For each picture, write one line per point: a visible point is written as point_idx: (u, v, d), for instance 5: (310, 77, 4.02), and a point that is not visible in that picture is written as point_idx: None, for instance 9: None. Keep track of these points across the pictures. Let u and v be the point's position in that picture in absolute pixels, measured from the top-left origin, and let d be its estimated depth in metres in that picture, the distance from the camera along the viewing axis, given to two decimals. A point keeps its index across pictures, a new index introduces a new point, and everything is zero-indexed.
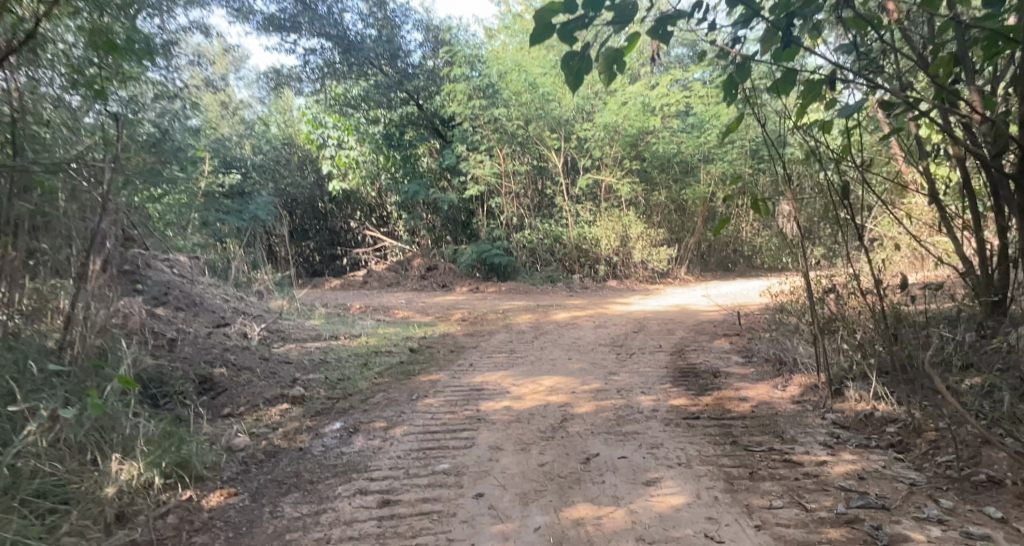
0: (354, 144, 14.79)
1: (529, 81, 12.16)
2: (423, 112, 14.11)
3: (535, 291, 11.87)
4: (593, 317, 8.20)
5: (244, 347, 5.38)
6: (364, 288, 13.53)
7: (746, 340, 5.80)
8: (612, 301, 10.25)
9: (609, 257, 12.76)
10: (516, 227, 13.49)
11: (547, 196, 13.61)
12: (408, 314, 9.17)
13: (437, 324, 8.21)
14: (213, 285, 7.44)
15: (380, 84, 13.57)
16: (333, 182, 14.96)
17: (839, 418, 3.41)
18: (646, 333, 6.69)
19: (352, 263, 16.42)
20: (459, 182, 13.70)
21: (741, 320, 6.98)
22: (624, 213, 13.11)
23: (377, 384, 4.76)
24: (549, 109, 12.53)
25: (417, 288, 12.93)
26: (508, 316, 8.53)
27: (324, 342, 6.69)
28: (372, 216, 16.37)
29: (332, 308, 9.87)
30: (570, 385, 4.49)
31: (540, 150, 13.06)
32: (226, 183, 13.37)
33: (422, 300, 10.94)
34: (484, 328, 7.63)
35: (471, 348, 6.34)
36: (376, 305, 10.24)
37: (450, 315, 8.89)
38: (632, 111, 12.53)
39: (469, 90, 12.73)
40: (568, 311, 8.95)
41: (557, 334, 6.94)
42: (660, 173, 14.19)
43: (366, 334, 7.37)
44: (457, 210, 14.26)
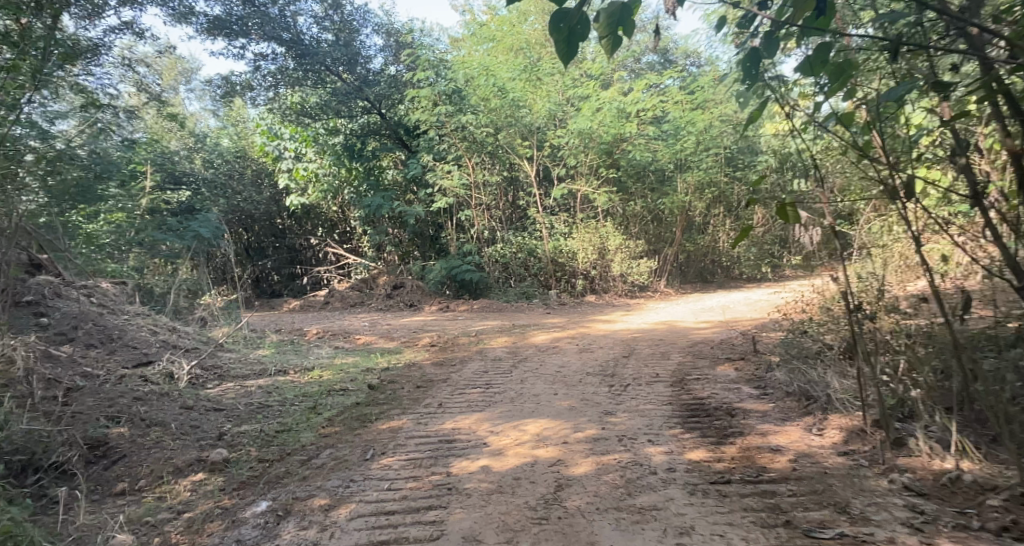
0: (313, 156, 13.72)
1: (497, 85, 11.54)
2: (386, 122, 13.28)
3: (509, 309, 11.11)
4: (575, 340, 7.43)
5: (165, 394, 4.49)
6: (325, 309, 12.58)
7: (754, 366, 5.09)
8: (595, 319, 9.51)
9: (587, 270, 12.07)
10: (488, 241, 12.69)
11: (519, 207, 12.91)
12: (370, 339, 8.31)
13: (402, 351, 7.36)
14: (140, 315, 6.50)
15: (337, 91, 12.72)
16: (291, 197, 13.91)
17: (910, 481, 2.71)
18: (638, 358, 5.93)
19: (313, 282, 15.46)
20: (425, 194, 12.84)
21: (742, 341, 6.28)
22: (600, 224, 12.37)
23: (324, 438, 3.91)
24: (519, 116, 11.91)
25: (382, 309, 12.02)
26: (481, 340, 7.71)
27: (270, 379, 5.79)
28: (333, 232, 15.44)
29: (285, 334, 8.95)
30: (561, 432, 3.72)
31: (511, 159, 12.32)
32: (174, 201, 12.36)
33: (387, 321, 10.09)
34: (455, 355, 6.81)
35: (440, 382, 5.51)
36: (336, 329, 9.34)
37: (417, 339, 8.06)
38: (608, 116, 11.94)
39: (434, 96, 11.86)
40: (545, 332, 8.17)
41: (538, 362, 6.14)
42: (636, 181, 13.55)
43: (320, 366, 6.48)
44: (425, 225, 13.38)
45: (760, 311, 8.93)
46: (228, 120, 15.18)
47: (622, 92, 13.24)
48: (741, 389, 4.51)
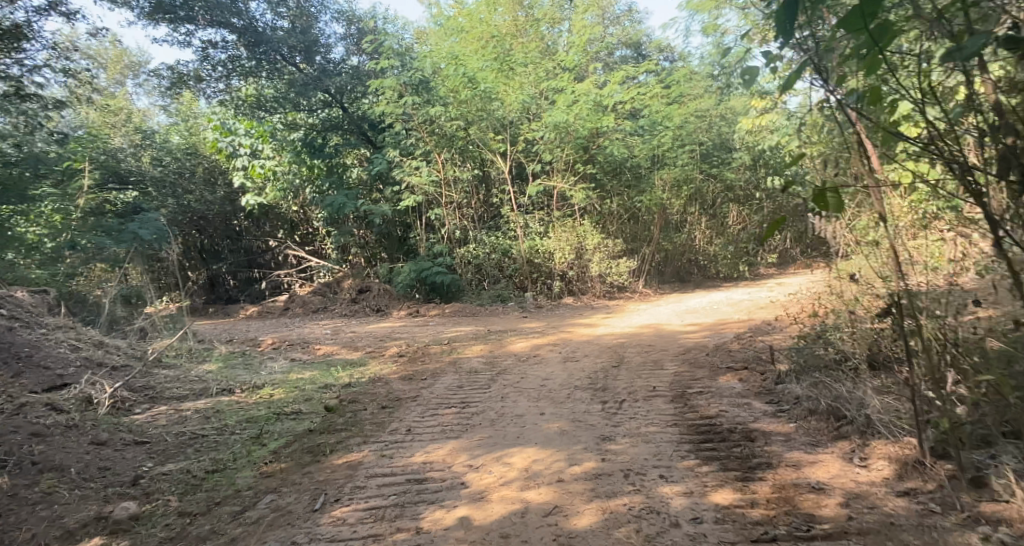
0: (269, 152, 12.87)
1: (467, 75, 10.89)
2: (349, 116, 12.52)
3: (483, 313, 10.47)
4: (556, 347, 6.82)
5: (73, 427, 3.76)
6: (286, 316, 11.77)
7: (762, 376, 4.54)
8: (576, 323, 8.92)
9: (564, 271, 11.50)
10: (459, 241, 12.00)
11: (492, 206, 12.27)
12: (332, 349, 7.60)
13: (368, 363, 6.66)
14: (62, 328, 5.71)
15: (295, 82, 11.95)
16: (248, 197, 13.03)
17: (1002, 535, 2.16)
18: (629, 370, 5.35)
19: (273, 287, 14.58)
20: (392, 192, 12.10)
21: (741, 347, 5.74)
22: (577, 222, 11.80)
23: (267, 478, 3.23)
24: (491, 109, 11.27)
25: (346, 315, 11.26)
26: (454, 348, 7.06)
27: (212, 401, 5.06)
28: (295, 232, 14.57)
29: (237, 345, 8.17)
30: (553, 466, 3.11)
31: (483, 155, 11.75)
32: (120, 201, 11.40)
33: (352, 328, 9.39)
34: (426, 367, 6.15)
35: (410, 401, 4.85)
36: (295, 339, 8.59)
37: (385, 348, 7.37)
38: (584, 109, 11.34)
39: (399, 87, 11.15)
40: (523, 338, 7.54)
41: (518, 374, 5.51)
42: (612, 178, 13.02)
43: (274, 383, 5.74)
44: (392, 225, 12.64)
45: (749, 313, 8.45)
46: (179, 116, 14.18)
47: (598, 85, 12.71)
48: (753, 405, 3.94)
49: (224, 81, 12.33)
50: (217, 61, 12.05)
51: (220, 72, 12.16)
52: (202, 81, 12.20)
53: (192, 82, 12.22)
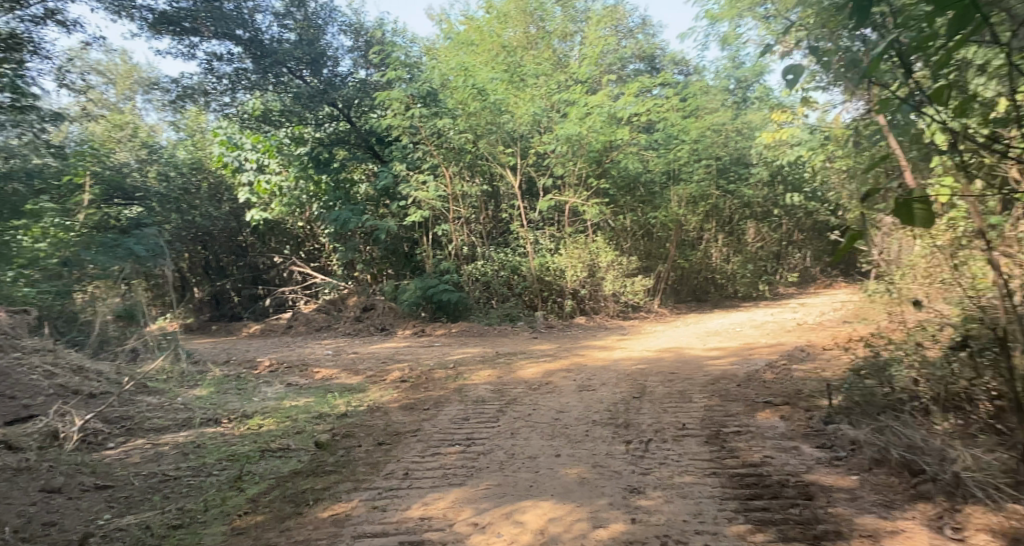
0: (276, 167, 12.54)
1: (477, 86, 10.48)
2: (356, 130, 12.23)
3: (492, 334, 9.99)
4: (570, 373, 6.31)
5: (24, 470, 3.44)
6: (288, 335, 11.32)
7: (806, 414, 4.04)
8: (590, 346, 8.42)
9: (576, 290, 11.00)
10: (467, 258, 11.54)
11: (502, 221, 11.85)
12: (331, 372, 7.14)
13: (367, 388, 6.19)
14: (39, 352, 5.29)
15: (303, 95, 11.61)
16: (254, 212, 12.60)
17: None
18: (654, 402, 4.84)
19: (276, 304, 14.10)
20: (398, 207, 11.62)
21: (775, 379, 5.21)
22: (590, 239, 11.32)
23: (242, 538, 2.78)
24: (501, 122, 10.86)
25: (349, 334, 10.81)
26: (459, 373, 6.57)
27: (195, 434, 4.61)
28: (300, 248, 14.14)
29: (232, 367, 7.72)
30: (574, 529, 2.64)
31: (492, 169, 11.31)
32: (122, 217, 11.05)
33: (354, 349, 8.93)
34: (428, 394, 5.67)
35: (409, 436, 4.38)
36: (293, 360, 8.13)
37: (387, 372, 6.90)
38: (598, 121, 10.88)
39: (406, 99, 10.72)
40: (535, 363, 7.04)
41: (530, 406, 5.01)
42: (626, 194, 12.54)
43: (265, 412, 5.28)
44: (398, 240, 12.21)
45: (776, 338, 7.91)
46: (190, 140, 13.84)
47: (612, 98, 12.28)
48: (804, 451, 3.45)
49: (229, 95, 11.94)
50: (222, 74, 11.57)
51: (225, 86, 11.74)
52: (205, 94, 11.79)
53: (198, 97, 11.81)
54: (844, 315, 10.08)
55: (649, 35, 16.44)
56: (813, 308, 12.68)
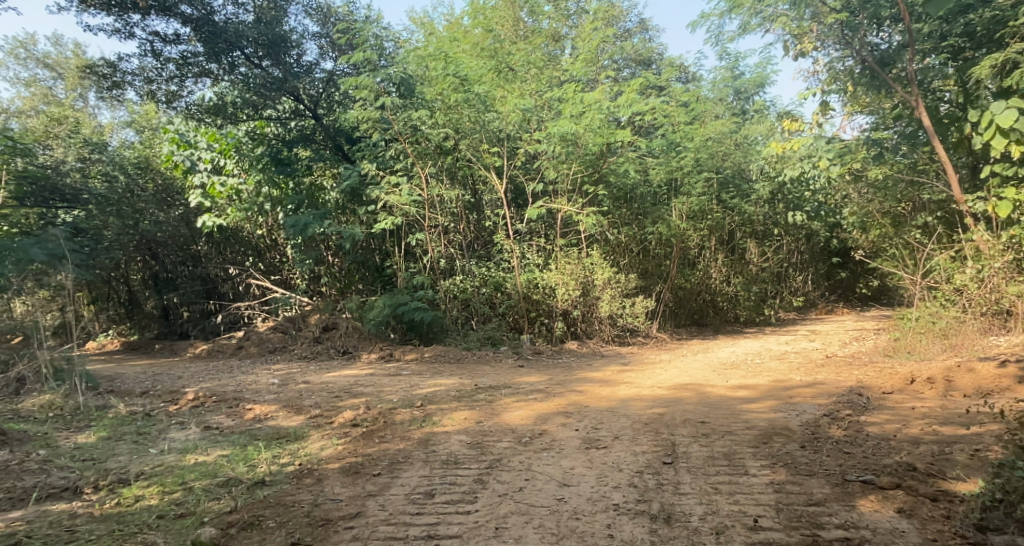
0: (234, 169, 11.07)
1: (458, 74, 9.17)
2: (323, 127, 10.84)
3: (472, 361, 8.57)
4: (569, 419, 4.92)
5: None
6: (235, 356, 9.73)
7: (938, 509, 2.79)
8: (588, 379, 7.02)
9: (568, 311, 9.64)
10: (444, 272, 10.10)
11: (485, 232, 10.49)
12: (268, 408, 5.58)
13: (306, 435, 4.69)
14: None
15: (254, 80, 10.17)
16: (205, 218, 10.78)
17: None
18: (694, 474, 3.47)
19: (229, 321, 11.93)
20: (366, 213, 10.15)
21: (860, 448, 3.84)
22: (585, 254, 9.96)
23: None
24: (486, 121, 9.54)
25: (306, 358, 9.20)
26: (426, 415, 5.13)
27: (34, 515, 3.22)
28: (259, 259, 12.19)
29: (148, 398, 6.24)
30: None
31: (475, 171, 9.93)
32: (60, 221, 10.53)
33: (306, 377, 7.34)
34: (384, 447, 4.24)
35: (346, 525, 3.01)
36: (226, 392, 6.43)
37: (335, 410, 5.40)
38: (596, 119, 9.59)
39: (377, 86, 9.32)
40: (525, 404, 5.60)
41: (522, 473, 3.61)
42: (622, 205, 11.19)
43: (155, 474, 3.83)
44: (368, 251, 10.76)
45: (813, 379, 6.60)
46: (142, 142, 12.25)
47: (609, 97, 11.04)
48: None
49: (178, 83, 10.49)
50: (167, 58, 10.19)
51: (169, 73, 10.34)
52: (144, 81, 10.33)
53: (140, 84, 10.35)
54: (875, 348, 8.79)
55: (647, 37, 15.31)
56: (829, 336, 11.41)
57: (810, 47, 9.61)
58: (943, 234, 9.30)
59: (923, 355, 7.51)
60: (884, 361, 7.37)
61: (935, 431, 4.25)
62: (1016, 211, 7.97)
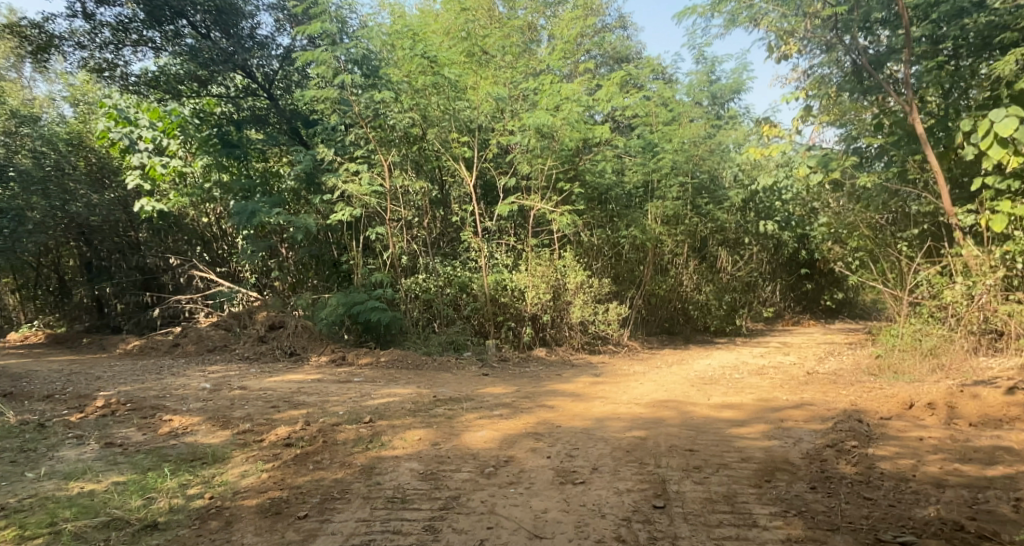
0: (179, 149, 9.99)
1: (428, 55, 8.47)
2: (279, 109, 9.97)
3: (433, 368, 7.87)
4: (540, 443, 4.26)
5: None
6: (170, 354, 8.81)
7: None
8: (559, 392, 6.38)
9: (537, 315, 9.01)
10: (406, 270, 9.36)
11: (451, 228, 9.78)
12: (190, 418, 4.74)
13: (227, 456, 3.87)
14: None
15: (201, 51, 9.23)
16: (143, 202, 9.82)
17: None
18: (695, 527, 2.87)
19: (168, 316, 10.85)
20: (323, 202, 9.36)
21: (882, 493, 3.29)
22: (557, 255, 9.34)
23: None
24: (457, 109, 8.88)
25: (247, 359, 8.36)
26: (373, 434, 4.40)
27: None
28: (206, 249, 11.07)
29: (49, 403, 5.35)
30: None
31: (442, 161, 9.24)
32: None
33: (243, 382, 6.47)
34: (319, 475, 3.52)
35: None
36: (145, 397, 5.57)
37: (268, 423, 4.63)
38: (574, 112, 9.01)
39: (335, 63, 8.55)
40: (489, 422, 4.92)
41: (483, 520, 2.95)
42: (596, 206, 10.61)
43: (23, 508, 3.05)
44: (323, 244, 9.95)
45: (801, 400, 6.08)
46: (76, 118, 11.05)
47: (587, 91, 10.49)
48: None
49: (114, 51, 9.55)
50: (101, 22, 9.26)
51: (103, 40, 9.42)
52: (73, 46, 9.37)
53: (70, 50, 9.39)
54: (857, 365, 8.37)
55: (626, 34, 14.79)
56: (804, 350, 11.00)
57: (794, 50, 9.20)
58: (931, 247, 8.91)
59: (913, 376, 7.08)
60: (873, 382, 6.92)
61: (958, 471, 3.73)
62: (1010, 226, 7.62)
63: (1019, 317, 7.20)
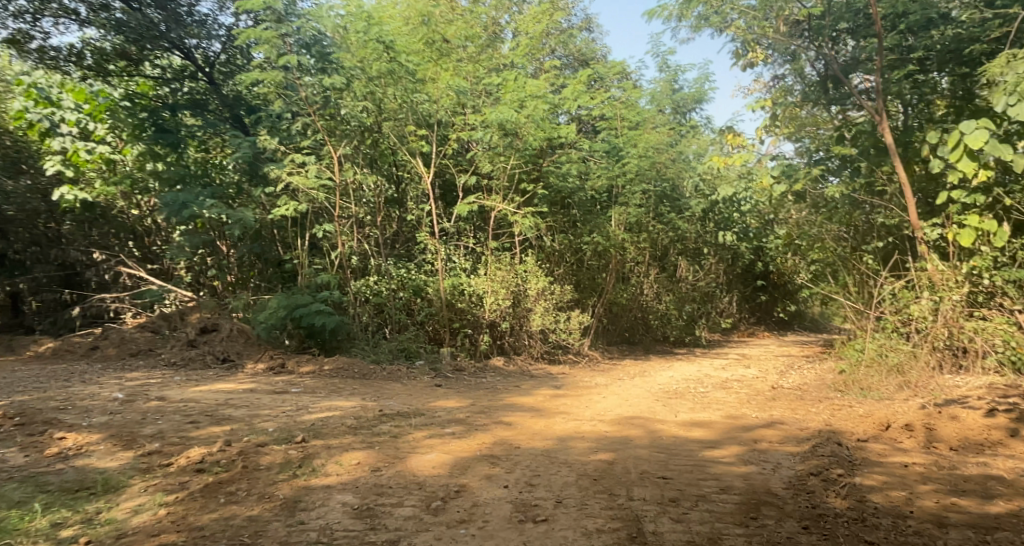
0: (106, 135, 9.34)
1: (384, 41, 7.81)
2: (220, 96, 9.21)
3: (381, 377, 7.28)
4: (496, 469, 3.75)
5: None
6: (86, 359, 7.95)
7: None
8: (517, 407, 5.89)
9: (495, 322, 8.52)
10: (355, 271, 8.75)
11: (406, 228, 9.23)
12: (88, 435, 4.07)
13: (121, 485, 3.24)
14: None
15: (130, 25, 8.47)
16: (61, 190, 8.90)
17: None
18: None
19: (91, 316, 9.91)
20: (264, 194, 8.71)
21: (882, 535, 2.91)
22: (518, 260, 8.91)
23: None
24: (415, 101, 8.31)
25: (173, 367, 7.55)
26: (304, 456, 3.82)
27: None
28: (137, 244, 10.36)
29: None
30: None
31: (397, 155, 8.73)
32: None
33: (163, 391, 5.76)
34: (229, 513, 2.93)
35: None
36: (40, 409, 4.83)
37: (181, 443, 3.99)
38: (540, 109, 8.60)
39: (280, 42, 7.88)
40: (440, 442, 4.38)
41: None
42: (558, 210, 10.21)
43: None
44: (265, 241, 9.26)
45: (772, 417, 5.74)
46: None
47: (551, 88, 10.09)
48: None
49: (31, 22, 8.75)
50: None
51: (18, 8, 8.58)
52: None
53: None
54: (821, 381, 8.13)
55: (591, 36, 14.46)
56: (764, 363, 10.80)
57: (759, 57, 9.01)
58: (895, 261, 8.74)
59: (882, 393, 6.86)
60: (844, 399, 6.64)
61: (956, 506, 3.38)
62: (976, 240, 7.48)
63: (984, 335, 7.04)
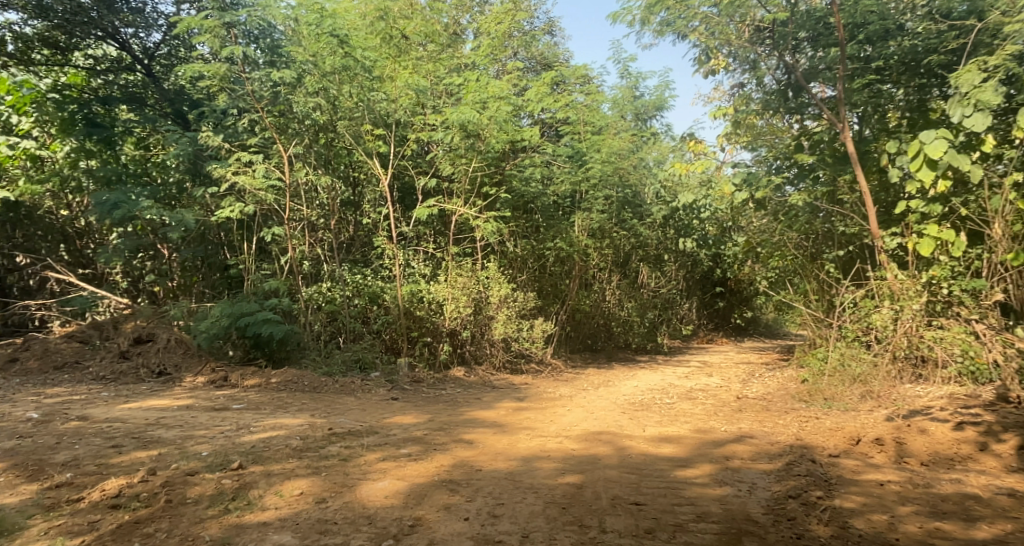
0: (32, 129, 8.66)
1: (338, 34, 7.29)
2: (158, 89, 8.67)
3: (333, 390, 6.86)
4: (454, 497, 3.42)
5: None
6: (6, 372, 7.31)
7: None
8: (479, 422, 5.56)
9: (456, 331, 8.18)
10: (307, 276, 8.31)
11: (363, 232, 8.84)
12: None
13: (18, 529, 2.80)
14: None
15: (55, 9, 8.05)
16: None
17: None
18: None
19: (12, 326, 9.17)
20: (206, 195, 8.18)
21: None
22: (480, 266, 8.60)
23: None
24: (371, 99, 7.85)
25: (102, 380, 7.02)
26: (240, 487, 3.42)
27: None
28: (67, 247, 9.56)
29: None
30: None
31: (353, 155, 8.32)
32: None
33: (88, 410, 5.24)
34: None
35: None
36: None
37: (97, 472, 3.54)
38: (502, 111, 8.30)
39: (225, 31, 7.39)
40: (394, 465, 4.02)
41: None
42: (521, 215, 9.94)
43: None
44: (209, 245, 8.72)
45: (742, 431, 5.55)
46: None
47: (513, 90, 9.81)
48: None
49: None
50: None
51: None
52: None
53: None
54: (786, 390, 8.03)
55: (553, 40, 14.22)
56: (727, 371, 10.70)
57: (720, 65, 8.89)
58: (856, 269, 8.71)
59: (848, 403, 6.77)
60: (812, 410, 6.52)
61: (941, 531, 3.20)
62: (936, 250, 7.44)
63: (944, 344, 7.02)
